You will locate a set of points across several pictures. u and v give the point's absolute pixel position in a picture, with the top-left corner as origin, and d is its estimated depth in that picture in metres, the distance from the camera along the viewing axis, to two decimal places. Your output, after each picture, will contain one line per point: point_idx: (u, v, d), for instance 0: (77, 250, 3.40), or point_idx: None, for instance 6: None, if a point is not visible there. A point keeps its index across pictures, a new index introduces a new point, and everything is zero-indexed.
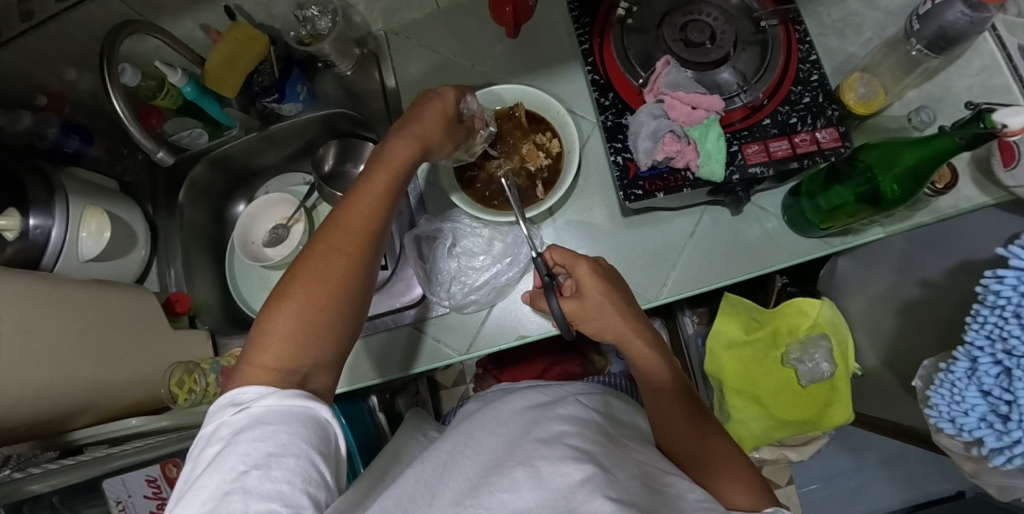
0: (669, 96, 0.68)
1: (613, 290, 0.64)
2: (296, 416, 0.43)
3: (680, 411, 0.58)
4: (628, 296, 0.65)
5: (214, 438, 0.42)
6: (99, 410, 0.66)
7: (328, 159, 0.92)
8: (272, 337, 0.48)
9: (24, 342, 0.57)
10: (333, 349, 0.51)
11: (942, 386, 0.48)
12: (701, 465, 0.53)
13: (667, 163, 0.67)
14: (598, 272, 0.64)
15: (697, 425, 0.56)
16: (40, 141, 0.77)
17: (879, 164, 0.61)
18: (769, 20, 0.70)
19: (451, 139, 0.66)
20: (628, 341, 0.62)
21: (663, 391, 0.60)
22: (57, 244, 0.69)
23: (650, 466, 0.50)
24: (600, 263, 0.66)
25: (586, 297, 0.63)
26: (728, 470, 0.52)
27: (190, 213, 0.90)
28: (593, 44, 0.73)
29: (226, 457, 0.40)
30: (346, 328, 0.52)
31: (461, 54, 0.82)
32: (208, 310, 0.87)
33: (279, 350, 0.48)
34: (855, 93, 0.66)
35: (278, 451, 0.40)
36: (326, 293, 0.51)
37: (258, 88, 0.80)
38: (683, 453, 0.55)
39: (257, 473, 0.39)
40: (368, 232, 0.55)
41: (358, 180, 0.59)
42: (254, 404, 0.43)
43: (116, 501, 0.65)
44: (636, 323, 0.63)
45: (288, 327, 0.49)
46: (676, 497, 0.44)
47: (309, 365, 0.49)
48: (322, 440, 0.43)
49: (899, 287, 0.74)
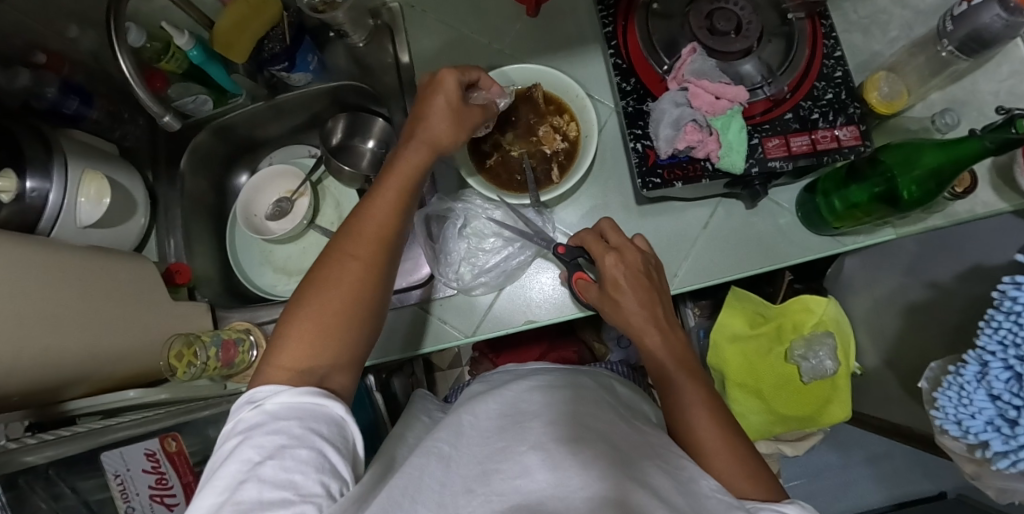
0: (693, 84, 0.66)
1: (649, 279, 0.62)
2: (309, 413, 0.43)
3: (696, 395, 0.55)
4: (659, 293, 0.62)
5: (231, 435, 0.42)
6: (95, 382, 0.65)
7: (337, 133, 0.89)
8: (291, 337, 0.48)
9: (20, 310, 0.55)
10: (353, 352, 0.50)
11: (951, 388, 0.49)
12: (698, 450, 0.52)
13: (687, 152, 0.66)
14: (623, 257, 0.62)
15: (710, 408, 0.54)
16: (36, 100, 0.73)
17: (900, 165, 0.62)
18: (796, 13, 0.69)
19: (466, 127, 0.62)
20: (639, 335, 0.60)
21: (679, 381, 0.57)
22: (55, 208, 0.66)
23: (664, 446, 0.49)
24: (624, 250, 0.63)
25: (612, 280, 0.62)
26: (731, 454, 0.51)
27: (191, 182, 0.87)
28: (617, 28, 0.70)
29: (241, 448, 0.40)
30: (365, 328, 0.51)
31: (479, 30, 0.80)
32: (207, 281, 0.85)
33: (300, 351, 0.47)
34: (879, 92, 0.65)
35: (291, 443, 0.40)
36: (341, 299, 0.50)
37: (268, 55, 0.77)
38: (686, 436, 0.54)
39: (271, 463, 0.39)
40: (382, 238, 0.54)
41: (375, 186, 0.57)
42: (269, 401, 0.43)
43: (115, 475, 0.60)
44: (660, 309, 0.61)
45: (307, 332, 0.48)
46: (689, 480, 0.44)
47: (326, 366, 0.48)
48: (338, 437, 0.43)
49: (907, 289, 0.75)
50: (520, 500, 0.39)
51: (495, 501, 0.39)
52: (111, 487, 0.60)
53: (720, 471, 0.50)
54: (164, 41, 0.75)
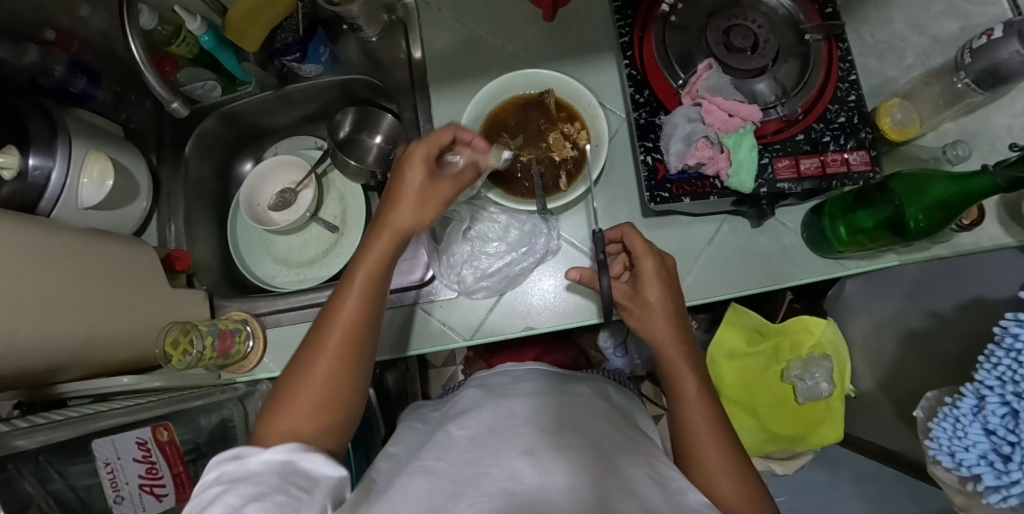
0: (708, 100, 0.66)
1: (676, 291, 0.63)
2: (292, 465, 0.43)
3: (701, 412, 0.56)
4: (682, 305, 0.63)
5: (210, 485, 0.41)
6: (89, 365, 0.64)
7: (345, 125, 0.87)
8: (279, 409, 0.48)
9: (17, 292, 0.54)
10: (340, 421, 0.50)
11: (946, 420, 0.49)
12: (694, 463, 0.54)
13: (697, 169, 0.66)
14: (664, 263, 0.63)
15: (712, 421, 0.55)
16: (43, 78, 0.71)
17: (907, 194, 0.62)
18: (813, 34, 0.69)
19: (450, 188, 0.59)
20: (661, 347, 0.61)
21: (686, 395, 0.58)
22: (57, 189, 0.65)
23: (656, 455, 0.50)
24: (663, 255, 0.64)
25: (645, 285, 0.62)
26: (724, 466, 0.52)
27: (195, 167, 0.86)
28: (634, 38, 0.70)
29: (223, 496, 0.39)
30: (352, 399, 0.51)
31: (493, 32, 0.79)
32: (207, 269, 0.84)
33: (287, 423, 0.47)
34: (891, 119, 0.65)
35: (275, 489, 0.40)
36: (325, 372, 0.50)
37: (280, 45, 0.76)
38: (683, 449, 0.55)
39: (255, 505, 0.38)
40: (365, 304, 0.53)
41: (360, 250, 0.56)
42: (251, 455, 0.43)
43: (105, 464, 0.56)
44: (681, 323, 0.62)
45: (294, 405, 0.48)
46: (678, 491, 0.45)
47: (314, 436, 0.48)
48: (319, 486, 0.43)
49: (905, 316, 0.75)
50: (507, 499, 0.39)
51: (483, 501, 0.39)
52: (102, 477, 0.55)
53: (714, 492, 0.51)
54: (175, 25, 0.73)
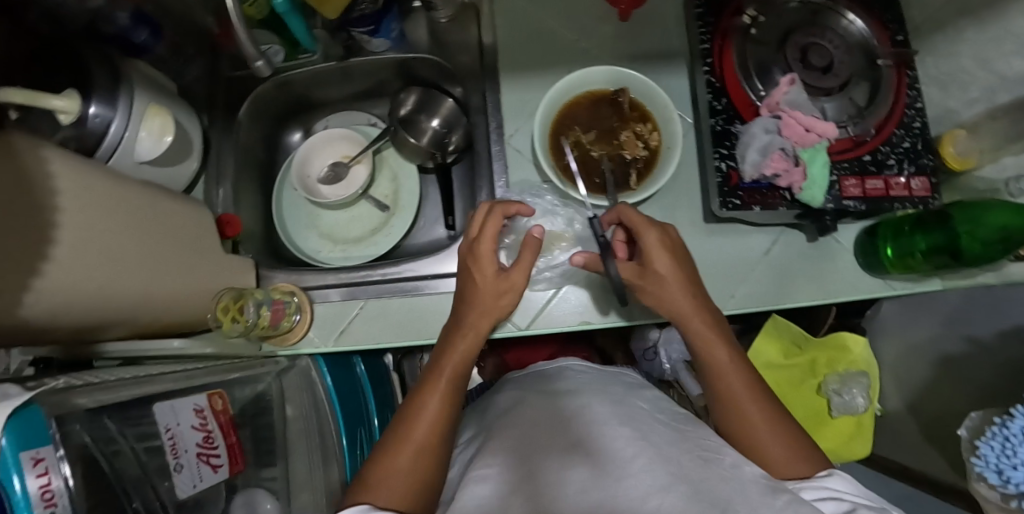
0: (787, 114, 0.67)
1: (682, 260, 0.62)
2: None
3: (736, 381, 0.57)
4: (692, 271, 0.62)
5: None
6: (139, 326, 0.61)
7: (407, 105, 0.87)
8: (375, 485, 0.52)
9: (85, 241, 0.51)
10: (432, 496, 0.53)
11: (995, 439, 0.51)
12: (737, 436, 0.55)
13: (770, 180, 0.67)
14: (664, 233, 0.62)
15: (750, 389, 0.56)
16: (104, 23, 0.69)
17: (963, 221, 0.65)
18: (885, 60, 0.71)
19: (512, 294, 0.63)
20: (684, 322, 0.60)
21: (718, 365, 0.58)
22: (115, 141, 0.62)
23: (704, 438, 0.52)
24: (664, 224, 0.63)
25: (651, 262, 0.61)
26: (772, 430, 0.54)
27: (246, 132, 0.84)
28: (715, 46, 0.71)
29: None
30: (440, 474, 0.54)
31: (568, 25, 0.79)
32: (251, 237, 0.82)
33: (385, 496, 0.51)
34: (954, 149, 0.69)
35: None
36: (416, 448, 0.53)
37: (358, 15, 0.74)
38: (731, 423, 0.56)
39: None
40: (452, 389, 0.57)
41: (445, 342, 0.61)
42: None
43: (167, 430, 0.52)
44: (700, 297, 0.61)
45: (390, 481, 0.52)
46: (734, 478, 0.47)
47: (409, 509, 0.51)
48: None
49: (942, 340, 0.78)
50: None
51: None
52: (165, 444, 0.51)
53: (761, 459, 0.54)
54: None
